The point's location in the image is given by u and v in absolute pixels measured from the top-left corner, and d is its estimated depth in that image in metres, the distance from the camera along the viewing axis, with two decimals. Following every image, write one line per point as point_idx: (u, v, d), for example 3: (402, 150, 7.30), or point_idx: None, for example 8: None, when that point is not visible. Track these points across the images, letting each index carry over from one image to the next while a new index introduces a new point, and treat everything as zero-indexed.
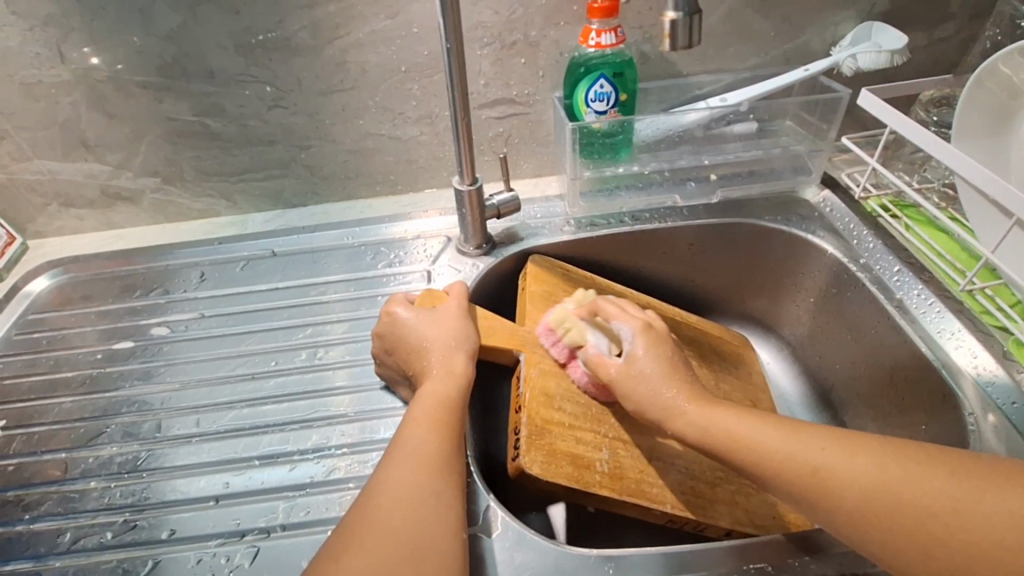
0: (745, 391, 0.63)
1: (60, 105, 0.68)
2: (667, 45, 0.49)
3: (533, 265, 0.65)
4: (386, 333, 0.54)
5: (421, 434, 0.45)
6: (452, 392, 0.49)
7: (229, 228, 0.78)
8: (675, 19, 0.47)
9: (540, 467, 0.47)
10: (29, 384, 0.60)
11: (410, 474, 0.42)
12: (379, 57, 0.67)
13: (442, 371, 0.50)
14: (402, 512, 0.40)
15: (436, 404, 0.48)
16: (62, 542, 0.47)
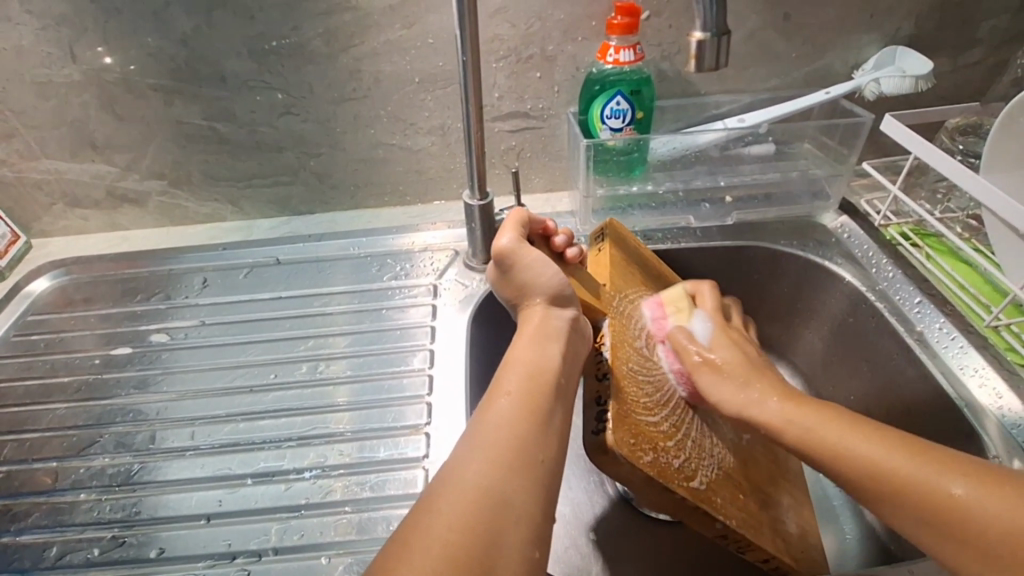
0: None
1: (70, 105, 0.67)
2: (694, 66, 0.47)
3: (615, 228, 0.59)
4: (510, 255, 0.52)
5: (504, 409, 0.42)
6: (547, 364, 0.46)
7: (234, 233, 0.76)
8: (701, 40, 0.46)
9: (629, 447, 0.43)
10: (24, 388, 0.59)
11: (490, 447, 0.40)
12: (394, 67, 0.66)
13: (541, 332, 0.49)
14: (478, 488, 0.37)
15: (526, 375, 0.45)
16: (47, 557, 0.45)
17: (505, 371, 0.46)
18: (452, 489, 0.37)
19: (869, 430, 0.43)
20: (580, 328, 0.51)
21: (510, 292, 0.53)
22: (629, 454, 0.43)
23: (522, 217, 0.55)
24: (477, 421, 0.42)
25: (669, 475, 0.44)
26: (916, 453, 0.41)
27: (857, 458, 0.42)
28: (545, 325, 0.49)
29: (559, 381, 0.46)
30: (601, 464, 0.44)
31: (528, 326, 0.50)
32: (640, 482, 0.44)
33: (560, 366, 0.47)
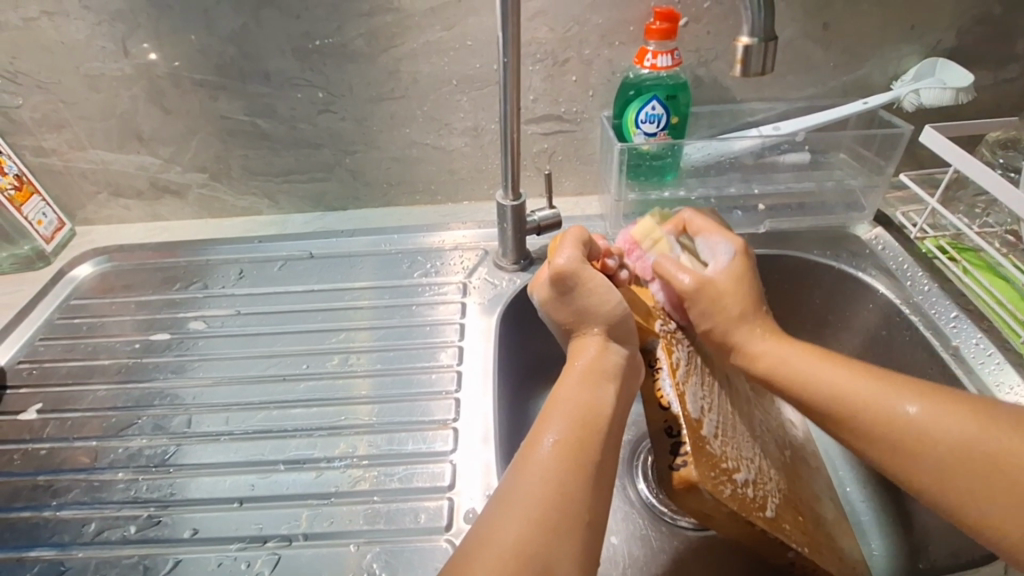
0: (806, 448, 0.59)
1: (120, 98, 0.69)
2: (740, 70, 0.47)
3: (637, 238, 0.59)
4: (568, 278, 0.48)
5: (544, 462, 0.40)
6: (597, 408, 0.44)
7: (269, 227, 0.78)
8: (749, 45, 0.46)
9: (711, 484, 0.42)
10: (68, 368, 0.61)
11: (531, 511, 0.38)
12: (432, 67, 0.67)
13: (591, 370, 0.46)
14: (518, 555, 0.36)
15: (575, 419, 0.43)
16: (86, 533, 0.46)
17: (550, 411, 0.44)
18: (490, 553, 0.36)
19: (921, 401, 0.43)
20: (635, 366, 0.48)
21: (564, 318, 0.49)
22: (713, 491, 0.42)
23: (579, 235, 0.51)
24: (516, 475, 0.40)
25: (747, 505, 0.44)
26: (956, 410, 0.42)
27: (890, 421, 0.43)
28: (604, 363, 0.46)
29: (608, 429, 0.43)
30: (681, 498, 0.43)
31: (585, 361, 0.46)
32: (719, 513, 0.43)
33: (612, 411, 0.44)
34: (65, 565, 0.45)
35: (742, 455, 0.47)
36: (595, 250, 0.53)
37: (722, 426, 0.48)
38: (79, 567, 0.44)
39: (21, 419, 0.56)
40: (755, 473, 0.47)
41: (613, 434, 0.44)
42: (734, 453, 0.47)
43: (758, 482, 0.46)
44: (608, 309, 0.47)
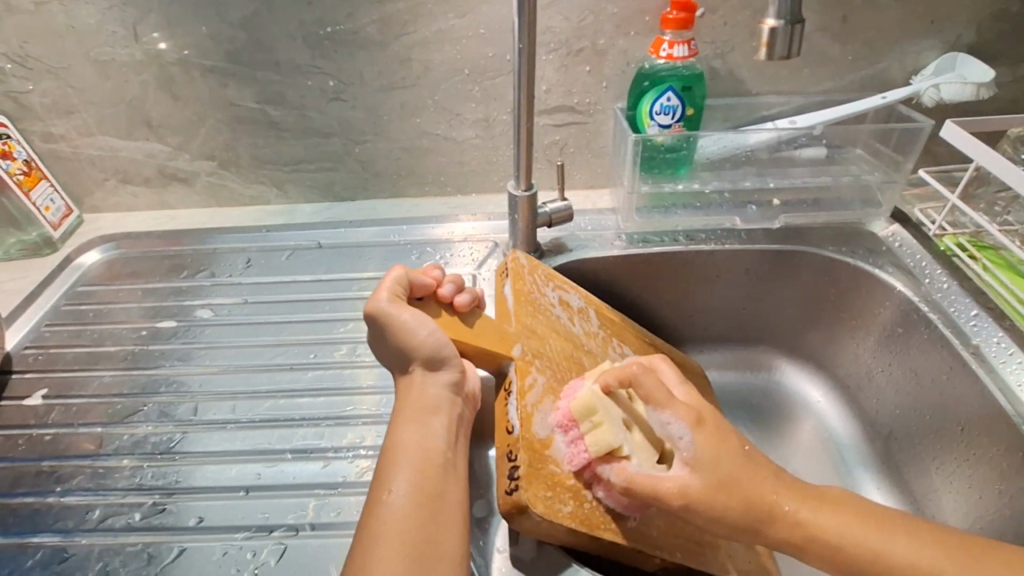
0: None
1: (130, 84, 0.69)
2: (765, 53, 0.47)
3: (514, 260, 0.57)
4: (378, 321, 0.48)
5: (395, 515, 0.41)
6: (433, 445, 0.45)
7: (277, 217, 0.78)
8: (774, 27, 0.46)
9: (544, 506, 0.41)
10: (74, 355, 0.61)
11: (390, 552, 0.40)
12: (444, 56, 0.67)
13: (428, 409, 0.47)
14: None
15: (413, 462, 0.44)
16: (90, 519, 0.46)
17: (390, 462, 0.44)
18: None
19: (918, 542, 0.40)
20: (459, 391, 0.50)
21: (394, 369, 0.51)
22: (544, 512, 0.41)
23: (399, 275, 0.51)
24: (370, 534, 0.40)
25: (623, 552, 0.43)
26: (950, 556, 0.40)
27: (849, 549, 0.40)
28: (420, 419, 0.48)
29: (448, 462, 0.45)
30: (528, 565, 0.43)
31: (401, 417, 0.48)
32: (564, 535, 0.42)
33: (446, 443, 0.46)
34: (69, 551, 0.44)
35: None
36: (421, 287, 0.52)
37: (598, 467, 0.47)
38: (82, 554, 0.44)
39: (26, 404, 0.55)
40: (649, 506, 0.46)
41: (458, 469, 0.45)
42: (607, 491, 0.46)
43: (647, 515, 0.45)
44: (438, 347, 0.48)
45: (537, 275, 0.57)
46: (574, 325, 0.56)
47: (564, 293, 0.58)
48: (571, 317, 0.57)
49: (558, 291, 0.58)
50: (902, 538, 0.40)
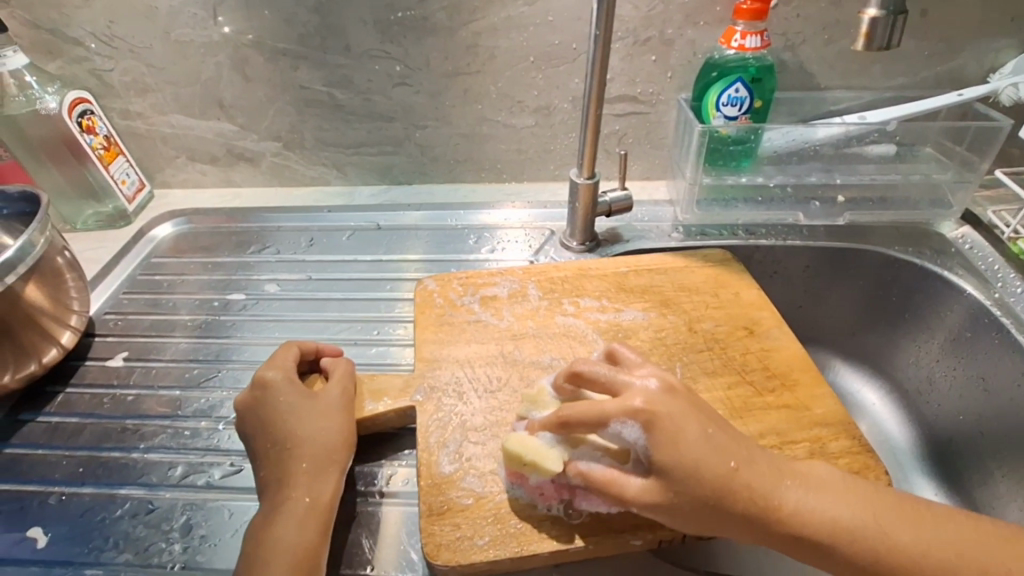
0: (734, 321, 0.55)
1: (206, 65, 0.71)
2: (863, 43, 0.50)
3: (420, 291, 0.60)
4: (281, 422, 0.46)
5: (292, 498, 0.42)
6: (253, 409, 0.47)
7: (336, 198, 0.80)
8: (875, 17, 0.49)
9: (504, 547, 0.41)
10: (150, 321, 0.64)
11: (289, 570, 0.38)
12: (510, 43, 0.67)
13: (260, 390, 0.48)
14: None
15: (288, 447, 0.44)
16: (173, 476, 0.48)
17: (292, 453, 0.44)
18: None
19: (847, 500, 0.39)
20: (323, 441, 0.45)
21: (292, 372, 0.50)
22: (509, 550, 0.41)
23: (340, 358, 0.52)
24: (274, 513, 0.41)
25: (619, 542, 0.41)
26: (862, 507, 0.39)
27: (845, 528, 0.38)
28: (337, 428, 0.46)
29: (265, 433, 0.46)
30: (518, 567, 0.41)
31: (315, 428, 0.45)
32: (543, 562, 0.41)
33: (258, 417, 0.47)
34: (154, 504, 0.46)
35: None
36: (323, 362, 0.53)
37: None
38: (166, 507, 0.46)
39: (110, 365, 0.59)
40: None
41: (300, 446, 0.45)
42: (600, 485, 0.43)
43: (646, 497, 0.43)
44: (251, 411, 0.47)
45: (448, 292, 0.60)
46: (502, 317, 0.57)
47: (486, 290, 0.60)
48: (498, 311, 0.58)
49: (476, 293, 0.60)
50: (829, 497, 0.39)
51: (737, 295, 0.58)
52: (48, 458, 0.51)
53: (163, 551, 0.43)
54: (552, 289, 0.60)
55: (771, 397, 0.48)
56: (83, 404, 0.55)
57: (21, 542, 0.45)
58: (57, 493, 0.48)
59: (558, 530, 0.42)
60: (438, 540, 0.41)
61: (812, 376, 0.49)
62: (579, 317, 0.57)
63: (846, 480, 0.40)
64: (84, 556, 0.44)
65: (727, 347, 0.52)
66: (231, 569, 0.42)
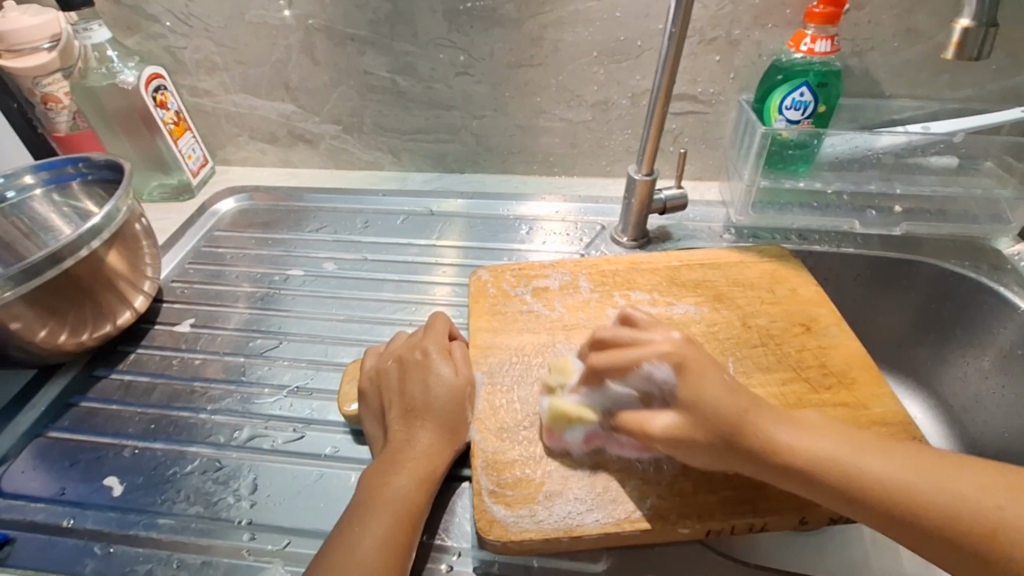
0: (790, 318, 0.55)
1: (276, 46, 0.74)
2: (954, 53, 0.49)
3: (474, 283, 0.60)
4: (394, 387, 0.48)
5: (413, 461, 0.43)
6: (381, 378, 0.49)
7: (390, 182, 0.82)
8: (967, 28, 0.48)
9: (558, 525, 0.41)
10: (213, 291, 0.66)
11: (380, 514, 0.40)
12: (575, 37, 0.68)
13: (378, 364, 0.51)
14: (387, 545, 0.39)
15: (407, 411, 0.46)
16: (238, 437, 0.51)
17: (420, 419, 0.46)
18: (357, 560, 0.38)
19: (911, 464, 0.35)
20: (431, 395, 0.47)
21: (396, 347, 0.52)
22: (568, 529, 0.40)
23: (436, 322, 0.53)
24: (395, 473, 0.43)
25: (665, 531, 0.40)
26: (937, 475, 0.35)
27: (816, 453, 0.36)
28: (446, 382, 0.47)
29: (408, 404, 0.47)
30: (565, 548, 0.41)
31: (406, 392, 0.47)
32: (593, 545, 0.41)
33: (393, 387, 0.48)
34: (221, 462, 0.49)
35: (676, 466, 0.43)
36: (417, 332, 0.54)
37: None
38: (233, 466, 0.48)
39: (177, 329, 0.61)
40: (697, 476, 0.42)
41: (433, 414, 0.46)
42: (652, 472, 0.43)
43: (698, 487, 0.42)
44: (367, 377, 0.50)
45: (501, 283, 0.60)
46: (554, 308, 0.57)
47: (539, 282, 0.60)
48: (550, 301, 0.58)
49: (529, 284, 0.60)
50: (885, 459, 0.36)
51: (792, 293, 0.58)
52: (122, 413, 0.53)
53: (231, 506, 0.46)
54: (600, 283, 0.59)
55: (829, 392, 0.48)
56: (153, 365, 0.58)
57: (99, 489, 0.48)
58: (131, 446, 0.51)
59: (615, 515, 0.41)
60: (490, 517, 0.41)
61: (874, 375, 0.49)
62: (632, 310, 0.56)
63: (832, 422, 0.39)
64: (156, 506, 0.46)
65: (783, 342, 0.53)
66: (294, 527, 0.44)
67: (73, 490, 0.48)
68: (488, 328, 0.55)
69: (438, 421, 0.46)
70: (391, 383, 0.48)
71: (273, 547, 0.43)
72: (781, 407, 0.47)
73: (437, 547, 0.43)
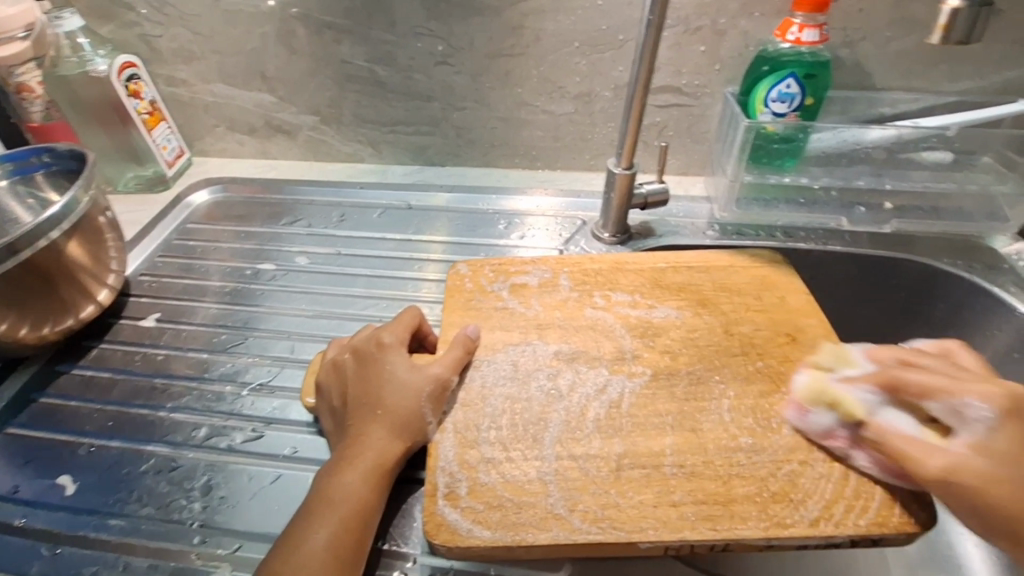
0: (777, 327, 0.52)
1: (251, 35, 0.72)
2: (940, 36, 0.47)
3: (450, 275, 0.58)
4: (352, 382, 0.47)
5: (361, 458, 0.43)
6: (340, 371, 0.48)
7: (369, 175, 0.80)
8: (955, 8, 0.46)
9: (500, 534, 0.39)
10: (182, 285, 0.65)
11: (325, 518, 0.40)
12: (556, 26, 0.66)
13: (339, 355, 0.49)
14: (333, 547, 0.38)
15: (363, 408, 0.45)
16: (197, 436, 0.49)
17: (372, 416, 0.45)
18: (301, 565, 0.37)
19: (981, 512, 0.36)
20: (388, 388, 0.46)
21: (358, 338, 0.51)
22: (511, 535, 0.39)
23: (407, 314, 0.52)
24: (343, 470, 0.42)
25: (625, 546, 0.38)
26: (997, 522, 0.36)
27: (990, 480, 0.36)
28: (405, 379, 0.46)
29: (364, 400, 0.46)
30: (517, 556, 0.39)
31: (363, 386, 0.46)
32: (542, 555, 0.39)
33: (351, 382, 0.47)
34: (178, 462, 0.47)
35: (640, 480, 0.41)
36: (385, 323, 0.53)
37: (602, 440, 0.44)
38: (190, 466, 0.47)
39: (142, 324, 0.60)
40: (660, 491, 0.41)
41: (389, 412, 0.45)
42: (614, 482, 0.41)
43: (659, 502, 0.40)
44: (326, 369, 0.49)
45: (479, 278, 0.58)
46: (531, 306, 0.55)
47: (517, 279, 0.58)
48: (527, 299, 0.55)
49: (507, 281, 0.57)
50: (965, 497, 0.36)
51: (781, 301, 0.54)
52: (80, 410, 0.52)
53: (184, 508, 0.44)
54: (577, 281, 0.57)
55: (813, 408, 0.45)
56: (116, 360, 0.57)
57: (52, 488, 0.46)
58: (87, 444, 0.49)
59: (573, 522, 0.39)
60: (439, 518, 0.40)
61: None
62: (612, 313, 0.54)
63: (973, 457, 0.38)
64: (109, 506, 0.45)
65: (765, 354, 0.49)
66: (248, 530, 0.43)
67: (26, 488, 0.47)
68: (460, 323, 0.53)
69: (391, 418, 0.45)
70: (348, 378, 0.47)
71: (224, 552, 0.42)
72: (754, 420, 0.45)
73: (397, 552, 0.43)
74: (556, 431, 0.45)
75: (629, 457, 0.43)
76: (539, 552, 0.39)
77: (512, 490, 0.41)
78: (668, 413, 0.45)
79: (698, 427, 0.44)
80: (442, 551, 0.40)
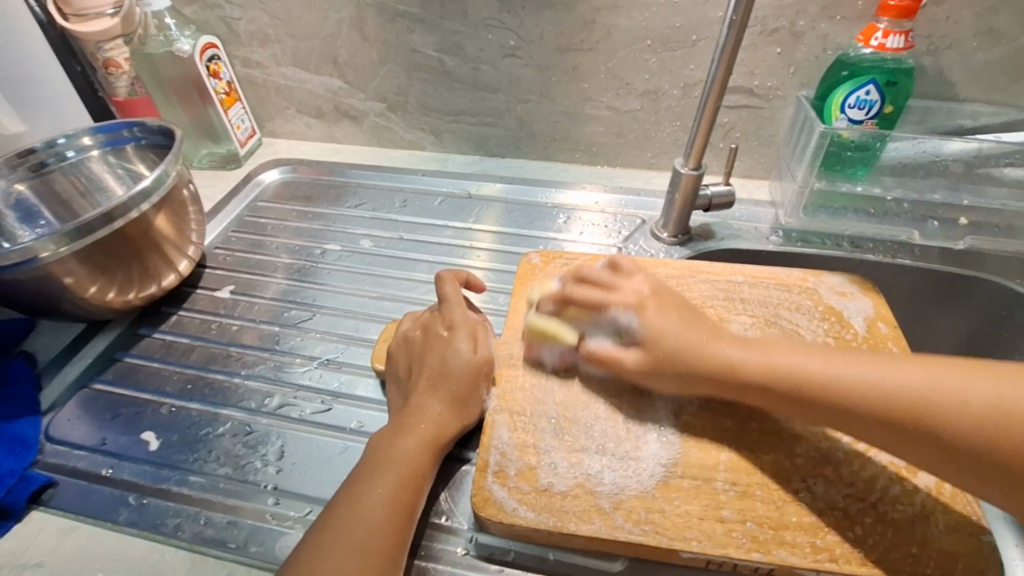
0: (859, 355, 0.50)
1: (327, 21, 0.73)
2: None
3: (523, 267, 0.59)
4: (417, 357, 0.49)
5: (422, 427, 0.44)
6: (407, 345, 0.50)
7: (430, 163, 0.82)
8: None
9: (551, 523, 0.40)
10: (253, 260, 0.68)
11: (387, 476, 0.41)
12: (630, 22, 0.66)
13: (404, 332, 0.51)
14: (391, 506, 0.40)
15: (426, 379, 0.47)
16: (269, 404, 0.52)
17: (433, 390, 0.46)
18: (361, 517, 0.39)
19: (955, 373, 0.39)
20: (449, 362, 0.47)
21: (425, 316, 0.52)
22: (558, 522, 0.40)
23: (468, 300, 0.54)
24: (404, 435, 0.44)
25: (667, 552, 0.39)
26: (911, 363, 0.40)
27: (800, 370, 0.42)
28: (466, 356, 0.48)
29: (426, 372, 0.47)
30: (559, 543, 0.41)
31: (427, 360, 0.48)
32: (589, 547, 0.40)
33: (416, 355, 0.49)
34: (252, 427, 0.50)
35: (690, 489, 0.42)
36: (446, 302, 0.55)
37: (658, 440, 0.44)
38: (262, 432, 0.50)
39: (217, 295, 0.63)
40: (708, 503, 0.41)
41: (450, 387, 0.46)
42: (665, 486, 0.42)
43: (708, 511, 0.40)
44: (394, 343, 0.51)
45: (550, 270, 0.59)
46: None
47: None
48: None
49: None
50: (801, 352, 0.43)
51: (865, 327, 0.52)
52: (161, 370, 0.55)
53: (258, 470, 0.47)
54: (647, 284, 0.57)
55: None
56: (193, 327, 0.60)
57: (136, 443, 0.50)
58: (168, 404, 0.52)
59: (620, 519, 0.40)
60: (487, 494, 0.42)
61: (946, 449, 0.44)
62: None
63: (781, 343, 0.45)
64: (188, 463, 0.48)
65: None
66: (316, 497, 0.45)
67: (112, 441, 0.50)
68: (526, 313, 0.54)
69: (452, 393, 0.46)
70: (415, 352, 0.49)
71: (296, 514, 0.44)
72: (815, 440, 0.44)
73: (452, 528, 0.44)
74: (613, 426, 0.45)
75: (680, 466, 0.43)
76: (591, 541, 0.40)
77: (566, 479, 0.42)
78: (727, 426, 0.46)
79: (757, 449, 0.44)
80: (490, 528, 0.41)
